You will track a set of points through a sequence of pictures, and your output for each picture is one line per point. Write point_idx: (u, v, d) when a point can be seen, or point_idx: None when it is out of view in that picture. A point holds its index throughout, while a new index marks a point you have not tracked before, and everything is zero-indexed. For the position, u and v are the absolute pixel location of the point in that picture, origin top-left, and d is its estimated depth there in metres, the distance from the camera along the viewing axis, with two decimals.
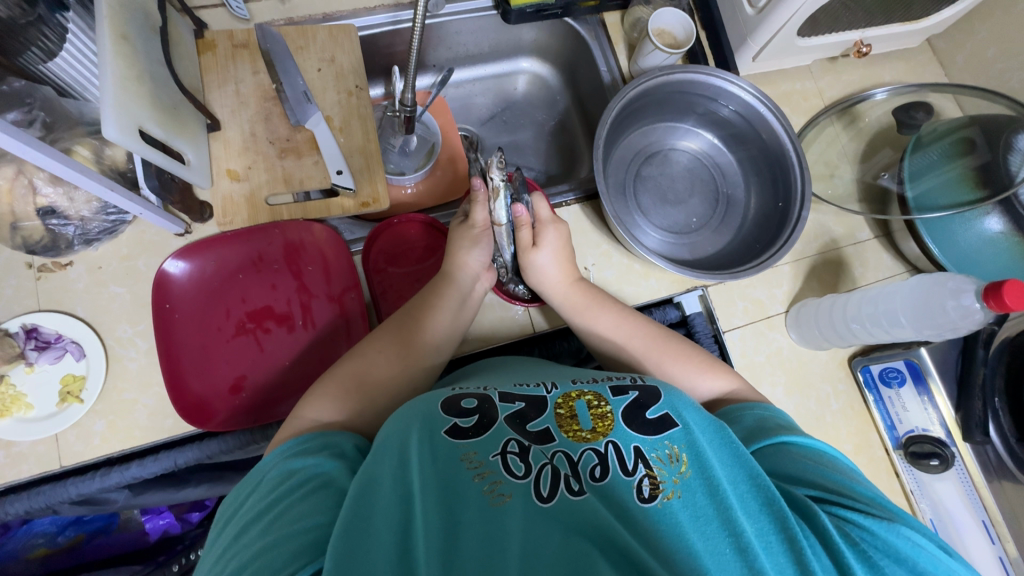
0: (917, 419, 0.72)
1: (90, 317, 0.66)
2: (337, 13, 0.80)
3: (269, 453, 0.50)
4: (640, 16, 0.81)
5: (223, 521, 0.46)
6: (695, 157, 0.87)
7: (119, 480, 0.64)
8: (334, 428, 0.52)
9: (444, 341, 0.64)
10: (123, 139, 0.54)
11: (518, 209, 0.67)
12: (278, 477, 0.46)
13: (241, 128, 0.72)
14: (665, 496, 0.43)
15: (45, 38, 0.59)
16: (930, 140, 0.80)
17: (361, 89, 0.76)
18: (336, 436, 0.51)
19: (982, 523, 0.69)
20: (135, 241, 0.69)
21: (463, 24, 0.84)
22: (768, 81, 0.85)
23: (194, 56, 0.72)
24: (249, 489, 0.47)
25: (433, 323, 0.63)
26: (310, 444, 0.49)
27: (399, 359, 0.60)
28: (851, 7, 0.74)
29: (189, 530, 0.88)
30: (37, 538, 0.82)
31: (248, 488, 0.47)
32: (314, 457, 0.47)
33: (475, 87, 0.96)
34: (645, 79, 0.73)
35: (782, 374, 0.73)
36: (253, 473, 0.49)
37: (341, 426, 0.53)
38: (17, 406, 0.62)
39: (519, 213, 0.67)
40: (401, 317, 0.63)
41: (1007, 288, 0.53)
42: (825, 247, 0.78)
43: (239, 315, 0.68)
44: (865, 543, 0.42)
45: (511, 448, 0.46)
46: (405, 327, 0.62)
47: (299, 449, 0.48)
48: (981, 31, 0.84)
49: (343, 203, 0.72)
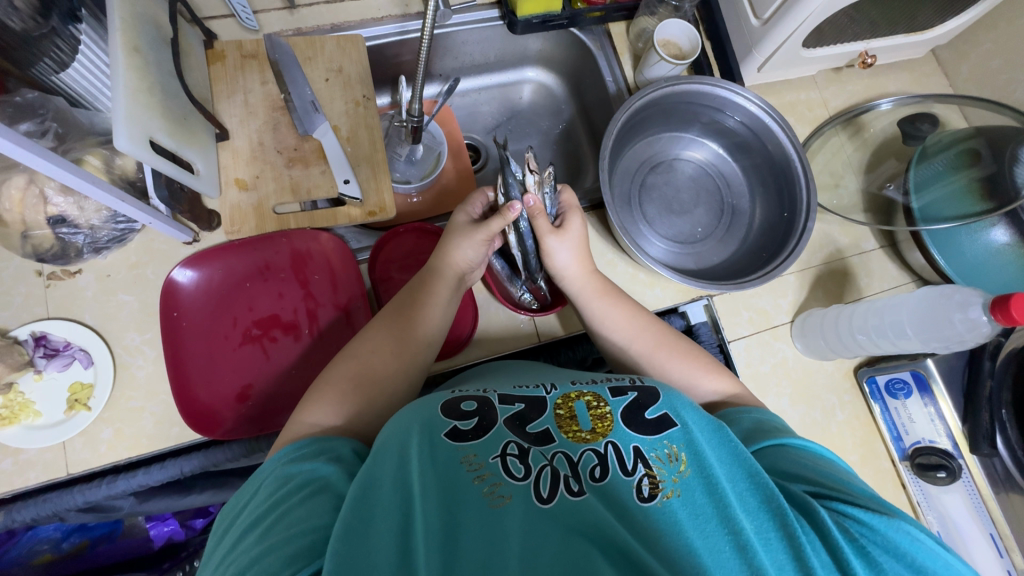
0: (923, 431, 0.72)
1: (99, 325, 0.66)
2: (344, 24, 0.80)
3: (266, 460, 0.50)
4: (646, 26, 0.81)
5: (224, 527, 0.46)
6: (700, 167, 0.87)
7: (127, 487, 0.64)
8: (331, 433, 0.52)
9: (437, 335, 0.64)
10: (133, 149, 0.54)
11: (528, 199, 0.65)
12: (277, 481, 0.46)
13: (249, 138, 0.72)
14: (664, 495, 0.43)
15: (58, 50, 0.59)
16: (935, 151, 0.80)
17: (369, 98, 0.77)
18: (332, 441, 0.51)
19: (990, 536, 0.68)
20: (143, 249, 0.69)
21: (470, 34, 0.84)
22: (773, 91, 0.85)
23: (203, 66, 0.72)
24: (250, 493, 0.47)
25: (425, 319, 0.63)
26: (306, 449, 0.49)
27: (397, 357, 0.59)
28: (857, 19, 0.74)
29: (194, 536, 0.90)
30: (41, 544, 0.81)
31: (247, 493, 0.47)
32: (310, 463, 0.47)
33: (481, 96, 0.96)
34: (651, 90, 0.74)
35: (787, 384, 0.73)
36: (252, 479, 0.49)
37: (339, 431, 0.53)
38: (25, 413, 0.62)
39: (529, 202, 0.65)
40: (395, 313, 0.62)
41: (1014, 302, 0.53)
42: (830, 257, 0.78)
43: (245, 323, 0.68)
44: (863, 538, 0.42)
45: (511, 450, 0.46)
46: (401, 326, 0.61)
47: (297, 455, 0.49)
48: (986, 43, 0.84)
49: (349, 212, 0.73)
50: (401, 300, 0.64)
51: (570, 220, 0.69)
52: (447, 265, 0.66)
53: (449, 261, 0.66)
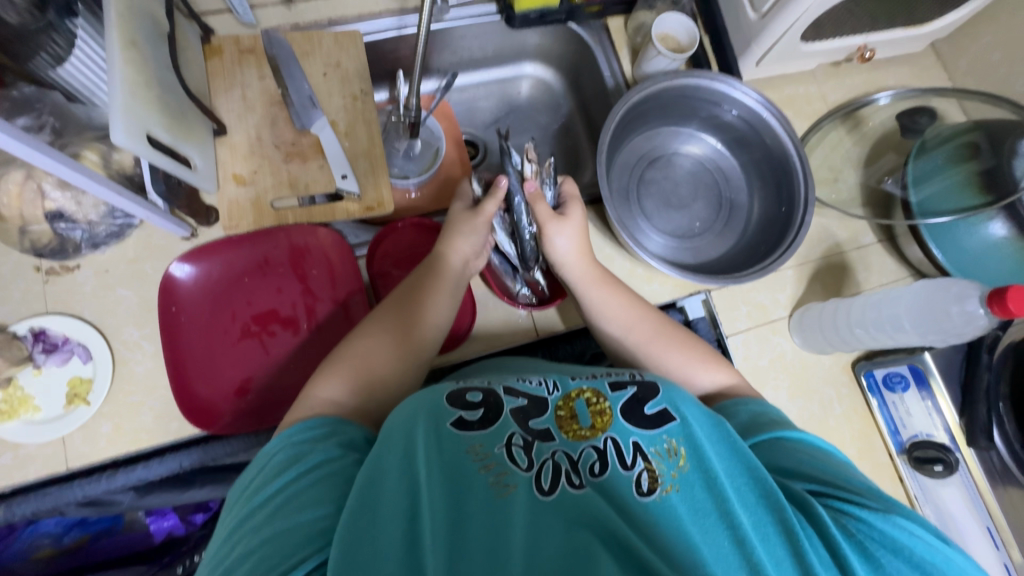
0: (921, 424, 0.72)
1: (97, 320, 0.66)
2: (342, 19, 0.80)
3: (274, 437, 0.50)
4: (644, 20, 0.81)
5: (231, 504, 0.46)
6: (698, 162, 0.87)
7: (127, 482, 0.66)
8: (339, 416, 0.52)
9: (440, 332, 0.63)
10: (131, 144, 0.54)
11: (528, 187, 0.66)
12: (285, 460, 0.46)
13: (247, 133, 0.72)
14: (663, 490, 0.44)
15: (54, 44, 0.59)
16: (934, 145, 0.79)
17: (366, 93, 0.77)
18: (345, 425, 0.51)
19: (987, 529, 0.69)
20: (141, 245, 0.69)
21: (467, 29, 0.84)
22: (772, 86, 0.85)
23: (201, 61, 0.72)
24: (258, 469, 0.48)
25: (428, 313, 0.62)
26: (316, 431, 0.49)
27: (397, 351, 0.59)
28: (856, 12, 0.74)
29: (195, 532, 0.89)
30: (42, 539, 0.82)
31: (255, 470, 0.48)
32: (321, 444, 0.48)
33: (479, 91, 0.96)
34: (649, 84, 0.74)
35: (785, 378, 0.73)
36: (259, 458, 0.49)
37: (351, 413, 0.53)
38: (24, 408, 0.62)
39: (529, 188, 0.66)
40: (401, 307, 0.62)
41: (1011, 294, 0.53)
42: (829, 251, 0.78)
43: (244, 318, 0.68)
44: (862, 535, 0.42)
45: (517, 441, 0.47)
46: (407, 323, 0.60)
47: (307, 434, 0.49)
48: (985, 36, 0.84)
49: (348, 207, 0.73)
50: (402, 292, 0.63)
51: (570, 209, 0.69)
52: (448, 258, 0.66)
53: (449, 257, 0.66)
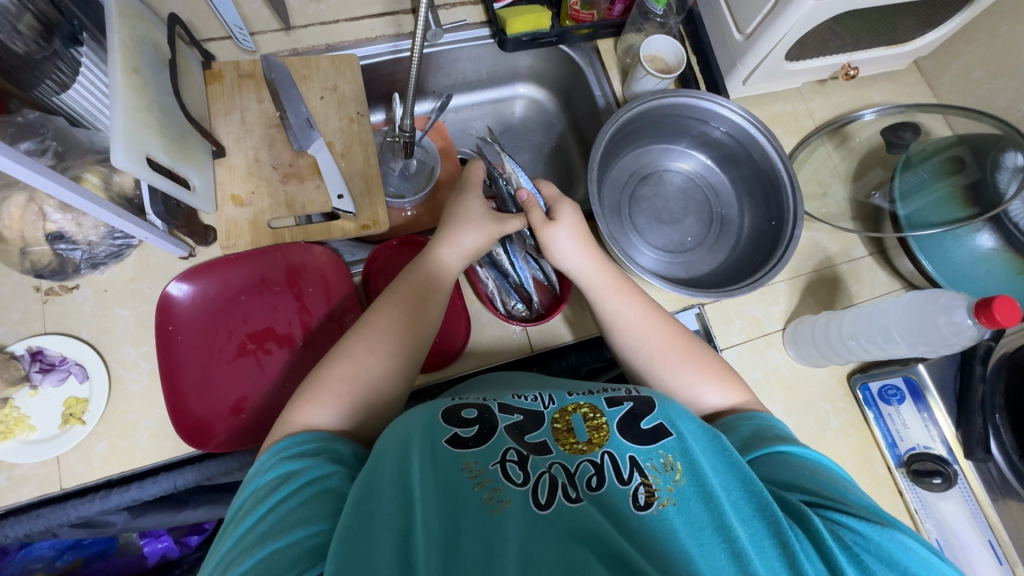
0: (918, 436, 0.72)
1: (95, 340, 0.67)
2: (339, 44, 0.83)
3: (263, 455, 0.50)
4: (633, 43, 0.83)
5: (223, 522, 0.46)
6: (688, 178, 0.89)
7: (119, 502, 0.63)
8: (326, 433, 0.51)
9: None
10: (130, 166, 0.56)
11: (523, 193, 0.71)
12: (275, 479, 0.46)
13: (245, 154, 0.74)
14: (660, 503, 0.44)
15: (59, 71, 0.62)
16: (919, 160, 0.82)
17: (362, 115, 0.78)
18: (335, 443, 0.50)
19: (988, 542, 0.68)
20: (140, 264, 0.70)
21: (461, 52, 0.87)
22: (759, 103, 0.87)
23: (201, 86, 0.74)
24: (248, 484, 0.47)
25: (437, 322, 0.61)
26: (306, 447, 0.48)
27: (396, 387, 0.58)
28: (837, 32, 0.76)
29: (188, 554, 0.90)
30: (35, 563, 0.81)
31: (245, 489, 0.47)
32: (310, 460, 0.47)
33: (474, 111, 0.98)
34: (637, 102, 0.76)
35: (780, 391, 0.73)
36: (248, 476, 0.48)
37: None
38: (20, 428, 0.62)
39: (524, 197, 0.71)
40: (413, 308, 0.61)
41: (996, 304, 0.54)
42: (820, 265, 0.79)
43: (240, 336, 0.69)
44: (857, 547, 0.42)
45: (511, 456, 0.47)
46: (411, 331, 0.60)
47: (297, 450, 0.48)
48: (966, 53, 0.86)
49: (344, 225, 0.74)
50: (413, 292, 0.61)
51: (564, 223, 0.70)
52: (429, 268, 0.64)
53: (425, 260, 0.64)
